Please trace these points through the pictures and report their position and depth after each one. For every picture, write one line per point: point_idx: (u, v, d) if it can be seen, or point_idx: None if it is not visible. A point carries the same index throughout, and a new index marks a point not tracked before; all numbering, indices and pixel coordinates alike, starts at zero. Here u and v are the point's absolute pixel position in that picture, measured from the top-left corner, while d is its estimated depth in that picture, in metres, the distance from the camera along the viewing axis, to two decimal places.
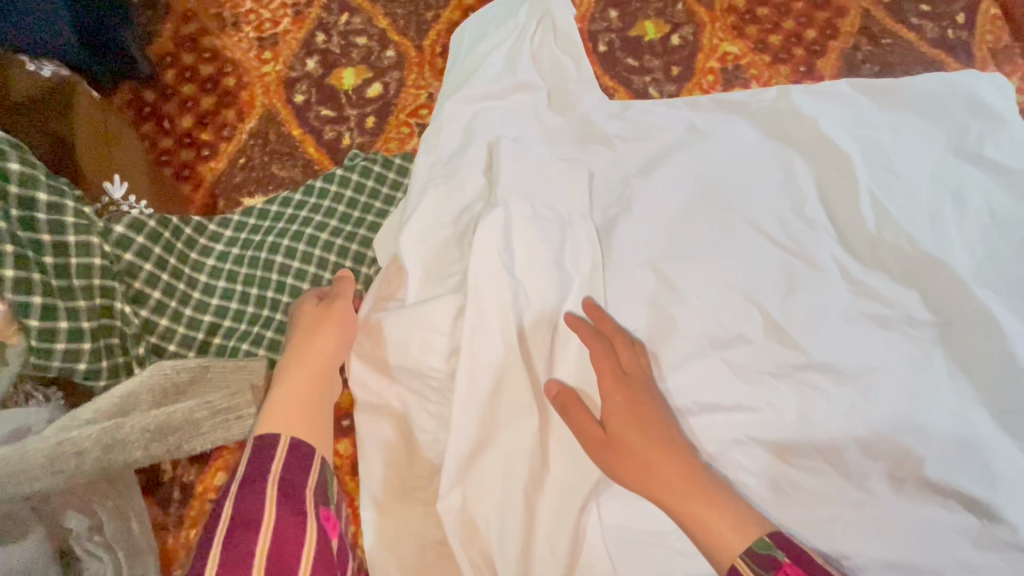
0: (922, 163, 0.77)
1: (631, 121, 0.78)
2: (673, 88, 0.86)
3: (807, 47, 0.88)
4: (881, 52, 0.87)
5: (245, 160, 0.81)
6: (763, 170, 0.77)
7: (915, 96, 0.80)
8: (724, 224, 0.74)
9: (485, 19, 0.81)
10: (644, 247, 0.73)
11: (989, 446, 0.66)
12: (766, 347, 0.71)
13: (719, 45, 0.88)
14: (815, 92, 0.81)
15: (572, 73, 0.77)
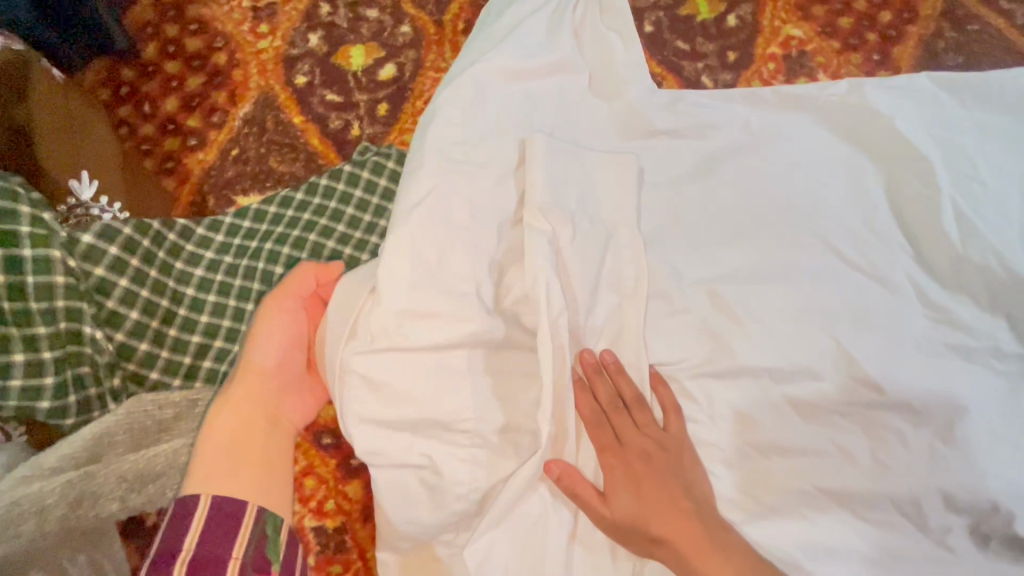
0: (1011, 173, 0.64)
1: (685, 115, 0.67)
2: (729, 77, 0.75)
3: (882, 33, 0.77)
4: (966, 40, 0.76)
5: (238, 151, 0.70)
6: (838, 175, 0.65)
7: (1009, 94, 0.67)
8: (795, 238, 0.63)
9: None
10: (692, 264, 0.63)
11: None
12: (836, 383, 0.60)
13: (781, 27, 0.77)
14: (893, 86, 0.67)
15: (618, 56, 0.66)
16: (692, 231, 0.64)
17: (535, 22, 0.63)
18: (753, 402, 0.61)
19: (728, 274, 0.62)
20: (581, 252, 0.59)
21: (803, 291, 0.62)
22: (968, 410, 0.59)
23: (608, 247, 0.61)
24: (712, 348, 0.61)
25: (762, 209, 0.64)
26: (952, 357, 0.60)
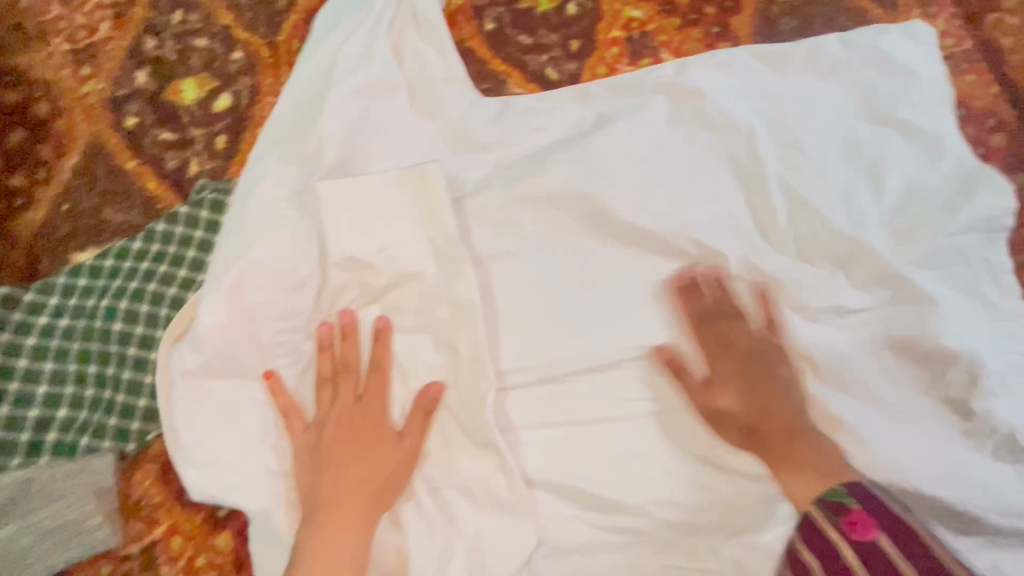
0: (829, 134, 0.69)
1: (514, 122, 0.70)
2: (574, 67, 0.75)
3: (719, 4, 0.77)
4: (800, 2, 0.77)
5: (70, 206, 0.67)
6: (668, 161, 0.68)
7: (817, 62, 0.71)
8: (629, 229, 0.67)
9: (333, 10, 0.68)
10: (538, 263, 0.67)
11: (901, 424, 0.64)
12: (679, 356, 0.65)
13: (622, 10, 0.77)
14: (712, 65, 0.71)
15: (438, 73, 0.68)
16: (535, 235, 0.68)
17: (345, 55, 0.65)
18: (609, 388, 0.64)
19: (571, 276, 0.67)
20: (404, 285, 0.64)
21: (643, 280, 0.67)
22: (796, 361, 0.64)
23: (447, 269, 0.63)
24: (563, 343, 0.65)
25: (598, 206, 0.68)
26: (781, 313, 0.66)
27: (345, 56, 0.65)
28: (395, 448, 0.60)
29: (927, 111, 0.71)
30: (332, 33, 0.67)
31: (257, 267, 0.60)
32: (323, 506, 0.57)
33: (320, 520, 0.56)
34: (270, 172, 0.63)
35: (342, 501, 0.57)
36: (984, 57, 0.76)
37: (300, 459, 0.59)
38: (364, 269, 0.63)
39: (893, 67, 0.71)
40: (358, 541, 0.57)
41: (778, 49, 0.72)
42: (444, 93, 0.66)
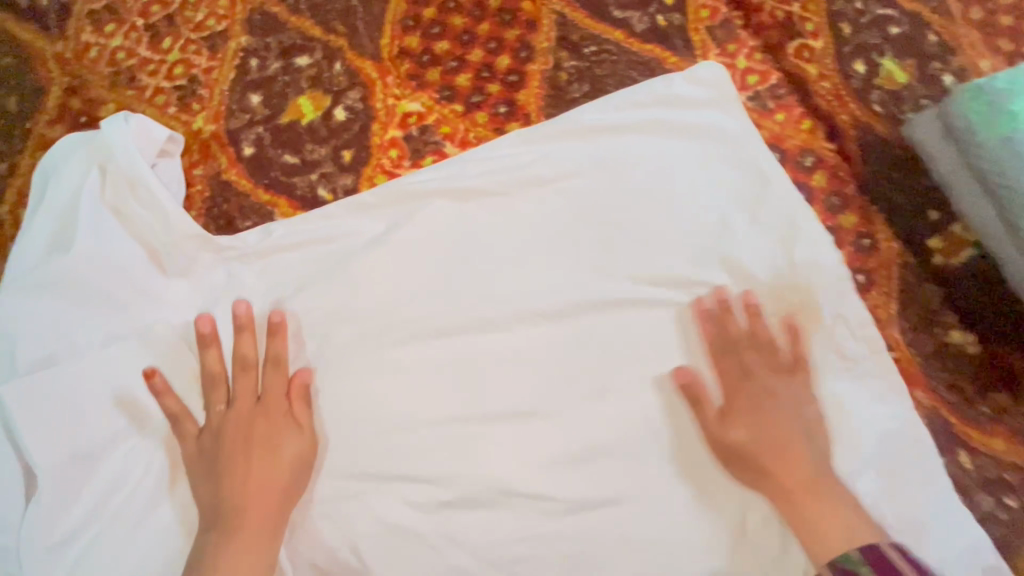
0: (633, 205, 0.65)
1: (282, 261, 0.62)
2: (349, 181, 0.67)
3: (502, 80, 0.71)
4: (588, 64, 0.71)
5: None
6: (459, 273, 0.63)
7: (607, 135, 0.67)
8: (428, 352, 0.61)
9: (38, 181, 0.60)
10: (343, 405, 0.59)
11: (764, 537, 0.57)
12: (502, 501, 0.58)
13: (396, 105, 0.69)
14: (502, 152, 0.67)
15: (173, 229, 0.59)
16: (328, 377, 0.60)
17: (55, 237, 0.58)
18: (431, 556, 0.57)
19: (379, 422, 0.59)
20: (130, 490, 0.55)
21: (449, 408, 0.60)
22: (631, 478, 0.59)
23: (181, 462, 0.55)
24: (373, 509, 0.58)
25: (389, 329, 0.61)
26: (619, 423, 0.60)
27: (55, 230, 0.58)
28: (295, 439, 0.56)
29: (730, 167, 0.66)
30: (36, 209, 0.59)
31: None
32: (229, 518, 0.53)
33: (231, 528, 0.52)
34: None
35: (249, 501, 0.53)
36: (790, 90, 0.71)
37: (128, 554, 0.53)
38: (87, 466, 0.54)
39: (690, 129, 0.67)
40: (267, 544, 0.53)
41: (570, 124, 0.68)
42: (184, 253, 0.59)
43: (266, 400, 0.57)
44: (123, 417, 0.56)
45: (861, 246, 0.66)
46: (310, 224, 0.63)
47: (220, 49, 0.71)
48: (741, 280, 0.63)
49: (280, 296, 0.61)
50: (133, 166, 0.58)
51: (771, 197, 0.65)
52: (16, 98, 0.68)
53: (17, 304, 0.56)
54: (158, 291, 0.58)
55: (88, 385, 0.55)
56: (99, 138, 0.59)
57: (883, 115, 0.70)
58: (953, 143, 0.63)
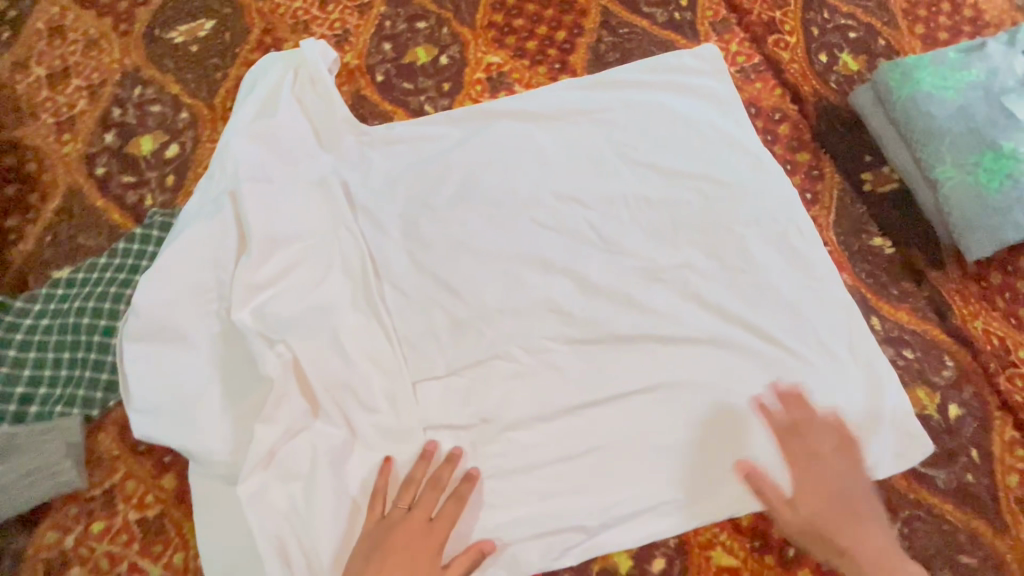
0: (646, 131, 0.91)
1: (398, 143, 0.90)
2: (446, 102, 0.96)
3: (559, 47, 1.00)
4: (620, 40, 1.00)
5: (52, 237, 0.86)
6: (516, 163, 0.89)
7: (631, 84, 0.94)
8: (491, 211, 0.86)
9: (251, 77, 0.90)
10: (431, 240, 0.84)
11: (727, 356, 0.78)
12: (538, 315, 0.80)
13: (483, 57, 0.99)
14: (555, 89, 0.95)
15: (334, 113, 0.88)
16: (421, 220, 0.85)
17: (257, 107, 0.86)
18: (483, 341, 0.79)
19: (455, 253, 0.84)
20: (309, 268, 0.79)
21: (505, 248, 0.84)
22: (630, 307, 0.81)
23: (344, 260, 0.81)
24: (441, 306, 0.81)
25: (465, 194, 0.87)
26: (625, 272, 0.83)
27: (259, 104, 0.87)
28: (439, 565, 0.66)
29: (717, 114, 0.92)
30: (252, 91, 0.88)
31: (192, 251, 0.75)
32: None
33: None
34: (203, 185, 0.80)
35: None
36: (768, 68, 0.97)
37: (307, 306, 0.76)
38: (288, 246, 0.79)
39: (690, 85, 0.94)
40: None
41: (603, 76, 0.95)
42: (337, 131, 0.88)
43: (383, 229, 0.84)
44: (310, 225, 0.81)
45: (811, 175, 0.90)
46: (419, 124, 0.91)
47: (366, 14, 1.02)
48: (720, 187, 0.87)
49: (394, 166, 0.88)
50: (316, 69, 0.88)
51: (742, 137, 0.91)
52: (230, 34, 1.01)
53: (235, 141, 0.82)
54: (317, 150, 0.86)
55: (291, 198, 0.82)
56: (300, 51, 0.90)
57: (837, 90, 0.95)
58: (880, 105, 0.88)
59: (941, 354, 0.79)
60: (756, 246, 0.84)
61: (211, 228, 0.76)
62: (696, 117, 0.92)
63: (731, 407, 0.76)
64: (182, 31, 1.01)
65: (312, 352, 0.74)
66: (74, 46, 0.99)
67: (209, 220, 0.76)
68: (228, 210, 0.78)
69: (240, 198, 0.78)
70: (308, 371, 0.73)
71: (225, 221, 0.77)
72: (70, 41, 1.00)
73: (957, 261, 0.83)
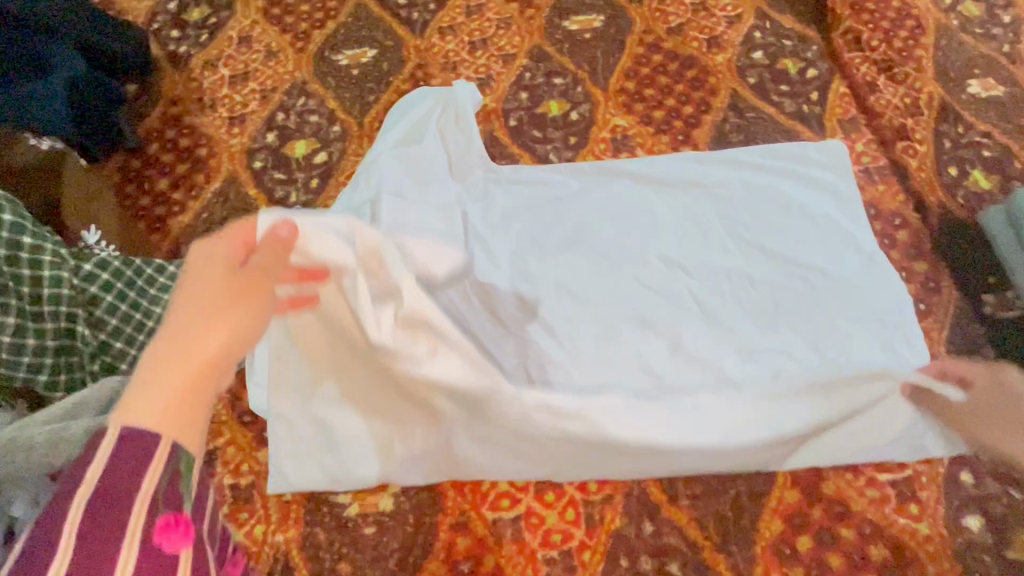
0: (761, 213, 0.93)
1: (521, 185, 0.96)
2: (570, 154, 1.02)
3: (685, 120, 1.04)
4: (746, 123, 1.03)
5: (207, 215, 0.97)
6: (629, 221, 0.93)
7: (750, 166, 0.97)
8: (598, 262, 0.90)
9: (403, 105, 1.01)
10: (538, 278, 0.89)
11: (817, 455, 0.76)
12: (629, 370, 0.82)
13: (610, 118, 1.05)
14: (674, 159, 0.99)
15: (470, 149, 0.96)
16: (531, 258, 0.90)
17: (407, 134, 0.96)
18: (571, 380, 0.81)
19: (557, 293, 0.88)
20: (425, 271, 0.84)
21: (606, 298, 0.87)
22: (722, 384, 0.81)
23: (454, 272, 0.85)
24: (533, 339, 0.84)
25: (575, 242, 0.92)
26: (720, 346, 0.83)
27: (406, 132, 0.96)
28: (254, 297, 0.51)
29: (836, 210, 0.93)
30: (402, 119, 0.98)
31: None
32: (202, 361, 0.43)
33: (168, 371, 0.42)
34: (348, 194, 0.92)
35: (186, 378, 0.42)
36: (893, 172, 0.98)
37: None
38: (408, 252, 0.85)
39: (811, 177, 0.95)
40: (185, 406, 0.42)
41: (723, 154, 0.99)
42: (469, 165, 0.96)
43: (493, 259, 0.90)
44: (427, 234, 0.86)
45: (926, 286, 0.88)
46: (541, 171, 0.98)
47: (510, 63, 1.12)
48: (828, 281, 0.87)
49: (515, 205, 0.94)
50: (462, 109, 0.98)
51: (856, 233, 0.91)
52: (388, 64, 1.12)
53: (379, 160, 0.93)
54: (446, 177, 0.94)
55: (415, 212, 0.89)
56: (450, 92, 1.00)
57: (964, 206, 0.94)
58: (1014, 229, 0.86)
59: None
60: (860, 348, 0.82)
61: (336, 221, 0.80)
62: (812, 207, 0.92)
63: (812, 511, 0.74)
64: (347, 55, 1.14)
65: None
66: (256, 55, 1.14)
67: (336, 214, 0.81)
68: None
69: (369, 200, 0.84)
70: None
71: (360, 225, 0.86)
72: (253, 50, 1.15)
73: None
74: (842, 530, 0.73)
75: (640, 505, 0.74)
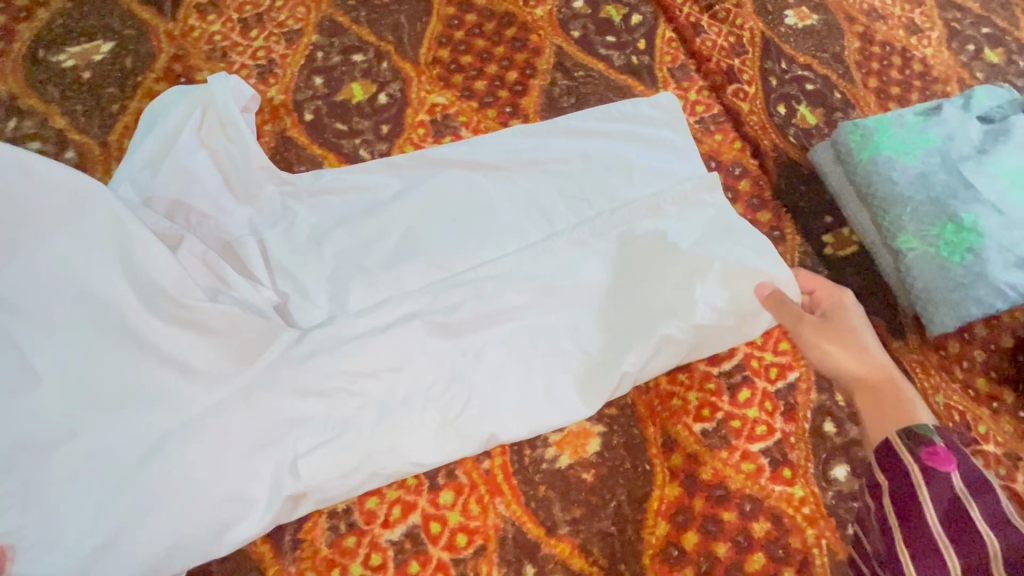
0: (600, 183, 0.83)
1: (323, 195, 0.79)
2: (384, 146, 0.86)
3: (510, 88, 0.92)
4: (576, 84, 0.93)
5: None
6: (460, 217, 0.79)
7: (583, 133, 0.87)
8: (432, 273, 0.76)
9: (153, 114, 0.79)
10: (357, 309, 0.73)
11: (685, 440, 0.73)
12: (479, 396, 0.71)
13: (427, 97, 0.90)
14: (504, 138, 0.86)
15: (247, 162, 0.77)
16: (350, 285, 0.75)
17: (159, 154, 0.76)
18: (408, 423, 0.69)
19: (383, 322, 0.73)
20: (186, 328, 0.68)
21: (442, 316, 0.74)
22: (581, 388, 0.72)
23: (224, 320, 0.69)
24: (351, 387, 0.70)
25: (403, 253, 0.77)
26: (570, 345, 0.74)
27: (157, 152, 0.76)
28: None
29: (682, 168, 0.85)
30: (151, 134, 0.77)
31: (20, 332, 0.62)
32: None
33: None
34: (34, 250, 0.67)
35: None
36: (727, 119, 0.93)
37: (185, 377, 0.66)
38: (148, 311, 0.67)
39: (649, 137, 0.87)
40: None
41: (557, 124, 0.87)
42: (250, 181, 0.77)
43: (303, 294, 0.74)
44: (177, 287, 0.68)
45: (772, 235, 0.85)
46: (349, 174, 0.81)
47: (296, 42, 0.91)
48: (679, 246, 0.79)
49: (322, 221, 0.78)
50: (227, 112, 0.78)
51: (707, 186, 0.83)
52: (132, 58, 0.87)
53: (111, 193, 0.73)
54: (226, 205, 0.76)
55: (145, 258, 0.67)
56: (210, 89, 0.79)
57: (796, 145, 0.92)
58: (841, 164, 0.85)
59: None
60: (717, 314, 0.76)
61: (39, 297, 0.63)
62: (654, 168, 0.84)
63: (694, 501, 0.70)
64: (72, 53, 0.86)
65: (192, 437, 0.64)
66: None
67: (36, 283, 0.63)
68: (61, 277, 0.64)
69: (78, 257, 0.65)
70: (193, 450, 0.64)
71: (67, 292, 0.64)
72: None
73: (918, 331, 0.81)
74: (724, 514, 0.69)
75: (517, 547, 0.66)
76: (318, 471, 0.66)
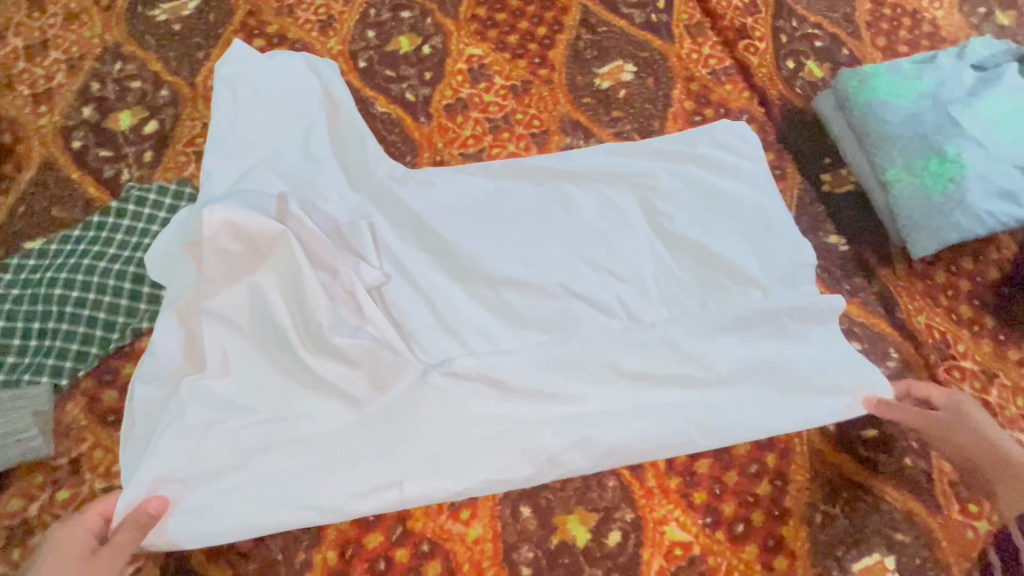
0: (680, 199, 0.87)
1: (428, 206, 0.86)
2: (427, 91, 0.98)
3: (540, 42, 1.02)
4: (598, 39, 1.03)
5: (25, 208, 0.86)
6: (549, 227, 0.86)
7: (670, 154, 0.90)
8: (527, 280, 0.82)
9: (251, 94, 0.90)
10: (460, 313, 0.81)
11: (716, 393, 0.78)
12: (569, 410, 0.76)
13: (465, 49, 1.01)
14: (600, 159, 0.90)
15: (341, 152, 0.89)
16: (446, 288, 0.82)
17: (261, 131, 0.87)
18: (511, 439, 0.75)
19: (490, 329, 0.81)
20: (334, 356, 0.75)
21: (531, 324, 0.81)
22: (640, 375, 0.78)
23: (364, 352, 0.75)
24: (472, 412, 0.75)
25: (498, 255, 0.84)
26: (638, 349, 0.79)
27: (256, 127, 0.88)
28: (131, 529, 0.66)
29: (740, 171, 0.90)
30: (251, 115, 0.88)
31: (214, 327, 0.75)
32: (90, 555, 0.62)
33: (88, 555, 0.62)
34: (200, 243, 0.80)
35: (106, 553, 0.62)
36: (738, 71, 1.02)
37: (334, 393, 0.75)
38: (308, 334, 0.75)
39: (723, 148, 0.91)
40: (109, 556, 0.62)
41: (648, 144, 0.91)
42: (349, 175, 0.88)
43: (414, 299, 0.81)
44: (327, 320, 0.75)
45: (773, 174, 0.93)
46: (447, 181, 0.88)
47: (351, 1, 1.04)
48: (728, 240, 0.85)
49: (419, 222, 0.85)
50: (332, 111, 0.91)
51: (753, 179, 0.89)
52: (214, 14, 1.01)
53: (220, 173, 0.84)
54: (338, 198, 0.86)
55: (308, 291, 0.75)
56: (315, 90, 0.92)
57: (801, 95, 1.00)
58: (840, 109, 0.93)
59: (886, 346, 0.83)
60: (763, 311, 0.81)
61: (232, 304, 0.76)
62: (722, 180, 0.89)
63: None
64: (164, 9, 1.01)
65: (336, 445, 0.73)
66: (53, 19, 0.99)
67: (232, 294, 0.76)
68: (248, 292, 0.76)
69: (265, 279, 0.76)
70: (332, 456, 0.73)
71: (250, 304, 0.76)
72: (50, 14, 1.00)
73: (905, 260, 0.88)
74: None
75: None
76: (430, 482, 0.73)
